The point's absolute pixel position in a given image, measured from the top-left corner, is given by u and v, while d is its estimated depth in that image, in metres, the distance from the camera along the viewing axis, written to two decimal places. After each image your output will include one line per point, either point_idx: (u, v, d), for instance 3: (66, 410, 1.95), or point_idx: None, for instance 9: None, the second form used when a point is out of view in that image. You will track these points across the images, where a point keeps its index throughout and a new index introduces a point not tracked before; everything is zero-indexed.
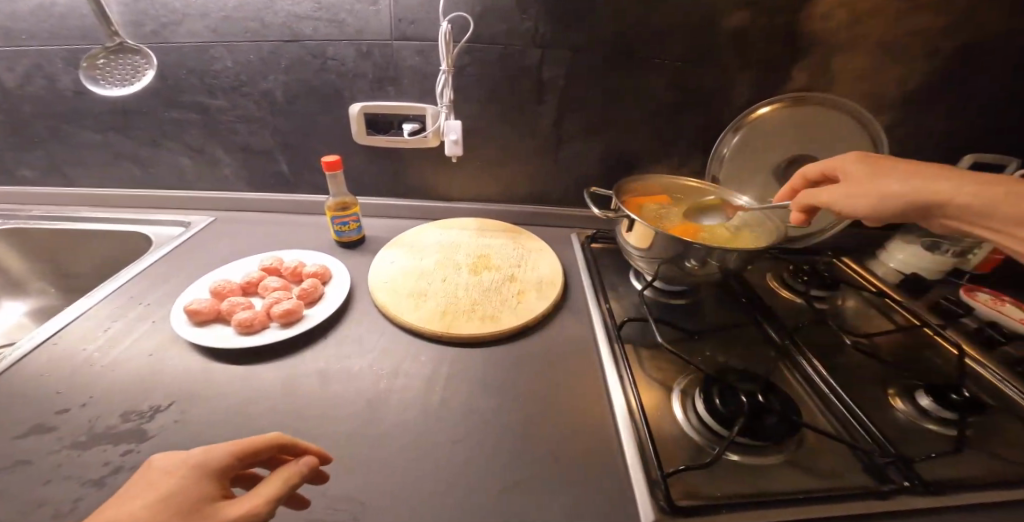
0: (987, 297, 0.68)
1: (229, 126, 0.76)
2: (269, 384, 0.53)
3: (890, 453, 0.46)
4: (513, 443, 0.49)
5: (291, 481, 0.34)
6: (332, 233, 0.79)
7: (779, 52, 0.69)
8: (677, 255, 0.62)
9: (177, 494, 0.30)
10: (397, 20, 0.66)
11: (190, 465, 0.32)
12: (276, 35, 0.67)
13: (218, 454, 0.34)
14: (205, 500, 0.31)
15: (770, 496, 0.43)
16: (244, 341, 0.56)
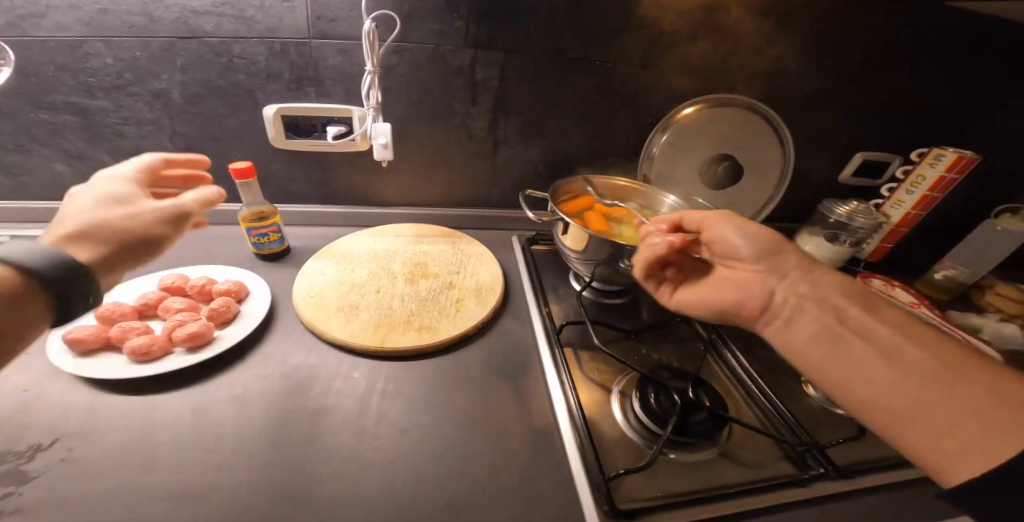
0: (881, 283, 0.76)
1: (116, 129, 0.67)
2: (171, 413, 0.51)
3: (805, 441, 0.50)
4: (455, 459, 0.48)
5: (206, 204, 0.50)
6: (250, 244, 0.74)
7: (698, 59, 0.73)
8: (609, 256, 0.64)
9: (111, 225, 0.43)
10: (315, 18, 0.61)
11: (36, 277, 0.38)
12: (170, 31, 0.60)
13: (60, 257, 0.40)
14: (136, 219, 0.44)
15: (706, 492, 0.46)
16: (139, 370, 0.53)
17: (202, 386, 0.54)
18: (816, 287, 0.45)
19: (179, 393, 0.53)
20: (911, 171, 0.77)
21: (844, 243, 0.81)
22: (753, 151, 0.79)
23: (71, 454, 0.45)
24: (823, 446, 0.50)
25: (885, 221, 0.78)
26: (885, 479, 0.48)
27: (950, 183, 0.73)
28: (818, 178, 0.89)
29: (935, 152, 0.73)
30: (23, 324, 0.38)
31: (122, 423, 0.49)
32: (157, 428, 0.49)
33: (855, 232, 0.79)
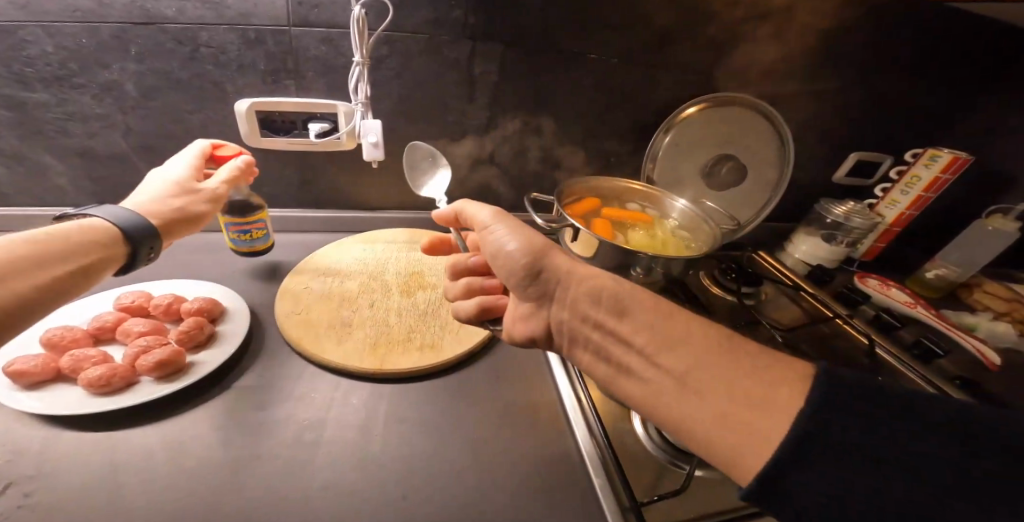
0: (876, 282, 0.77)
1: (58, 125, 0.58)
2: (145, 449, 0.45)
3: None
4: (474, 493, 0.45)
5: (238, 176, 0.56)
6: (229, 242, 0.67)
7: (703, 57, 0.71)
8: (621, 264, 0.61)
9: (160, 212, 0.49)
10: (295, 3, 0.54)
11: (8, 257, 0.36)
12: (121, 15, 0.51)
13: (28, 251, 0.38)
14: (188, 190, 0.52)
15: (740, 511, 0.44)
16: (96, 405, 0.45)
17: (180, 419, 0.48)
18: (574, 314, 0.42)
19: (151, 431, 0.46)
20: (906, 171, 0.77)
21: (840, 243, 0.81)
22: (755, 152, 0.78)
23: (30, 500, 0.39)
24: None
25: (880, 221, 0.79)
26: None
27: (943, 184, 0.74)
28: (812, 178, 0.89)
29: (930, 153, 0.73)
30: (25, 313, 0.36)
31: (85, 469, 0.42)
32: (128, 474, 0.43)
33: (851, 232, 0.79)
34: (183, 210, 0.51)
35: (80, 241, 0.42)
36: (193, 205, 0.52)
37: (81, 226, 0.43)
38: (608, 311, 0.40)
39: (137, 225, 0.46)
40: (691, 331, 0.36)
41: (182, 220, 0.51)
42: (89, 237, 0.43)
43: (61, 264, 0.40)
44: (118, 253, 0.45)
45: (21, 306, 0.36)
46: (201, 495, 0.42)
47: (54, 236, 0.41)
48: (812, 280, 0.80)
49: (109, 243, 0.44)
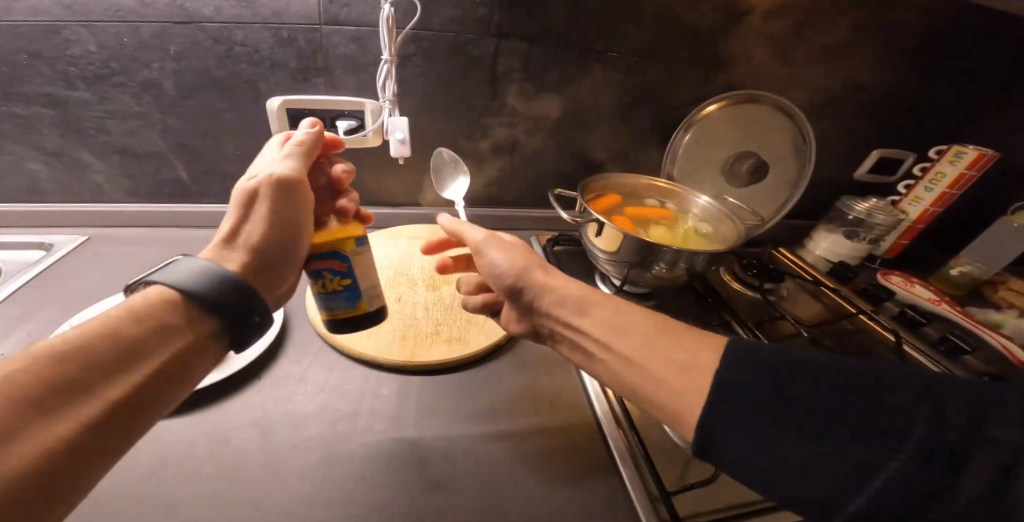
0: (900, 280, 0.77)
1: (97, 123, 0.59)
2: (189, 436, 0.47)
3: None
4: (505, 483, 0.46)
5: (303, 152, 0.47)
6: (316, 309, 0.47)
7: (724, 53, 0.71)
8: (645, 259, 0.61)
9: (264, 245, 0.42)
10: (327, 2, 0.55)
11: (55, 384, 0.28)
12: (161, 15, 0.53)
13: (89, 362, 0.30)
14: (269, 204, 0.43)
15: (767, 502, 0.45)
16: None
17: (220, 409, 0.50)
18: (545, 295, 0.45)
19: (194, 420, 0.48)
20: (929, 168, 0.77)
21: (862, 240, 0.81)
22: (775, 148, 0.78)
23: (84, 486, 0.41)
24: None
25: (902, 218, 0.79)
26: None
27: (969, 180, 0.74)
28: (832, 175, 0.89)
29: (955, 150, 0.73)
30: (99, 448, 0.29)
31: (134, 456, 0.44)
32: (174, 461, 0.44)
33: (873, 229, 0.79)
34: (276, 230, 0.42)
35: (154, 330, 0.34)
36: (270, 205, 0.42)
37: (147, 304, 0.35)
38: (571, 310, 0.43)
39: (211, 280, 0.37)
40: (633, 316, 0.40)
41: (272, 245, 0.42)
42: (166, 320, 0.35)
43: (129, 371, 0.32)
44: (204, 330, 0.36)
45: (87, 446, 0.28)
46: (244, 481, 0.44)
47: (121, 329, 0.33)
48: (834, 278, 0.79)
49: (190, 322, 0.36)
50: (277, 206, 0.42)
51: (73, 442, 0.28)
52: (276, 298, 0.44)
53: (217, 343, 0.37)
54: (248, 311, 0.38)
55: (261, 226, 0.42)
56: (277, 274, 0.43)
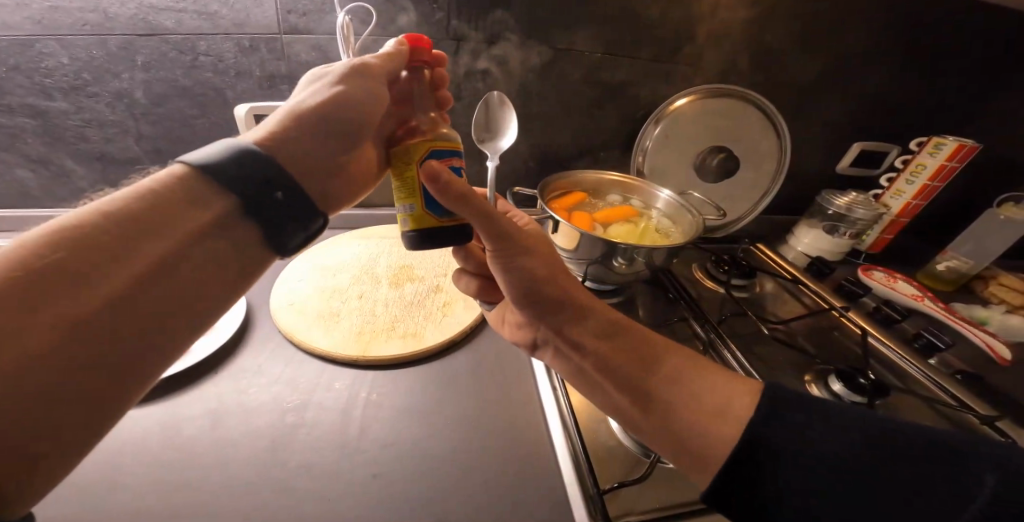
0: (882, 276, 0.74)
1: (77, 132, 0.63)
2: (143, 427, 0.48)
3: None
4: (443, 477, 0.46)
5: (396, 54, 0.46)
6: (410, 211, 0.39)
7: (690, 48, 0.71)
8: (603, 255, 0.60)
9: (322, 116, 0.41)
10: (285, 12, 0.58)
11: (37, 290, 0.26)
12: (127, 28, 0.56)
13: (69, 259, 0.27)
14: (353, 84, 0.43)
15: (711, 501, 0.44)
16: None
17: (175, 400, 0.51)
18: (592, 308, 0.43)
19: (149, 410, 0.50)
20: (911, 160, 0.76)
21: (844, 235, 0.78)
22: (747, 144, 0.76)
23: None
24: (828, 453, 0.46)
25: (885, 212, 0.76)
26: None
27: (951, 171, 0.72)
28: (813, 170, 0.87)
29: (935, 141, 0.72)
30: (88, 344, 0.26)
31: None
32: (125, 449, 0.46)
33: (855, 224, 0.76)
34: (331, 103, 0.41)
35: (150, 222, 0.30)
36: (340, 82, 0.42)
37: (165, 187, 0.32)
38: (591, 336, 0.42)
39: (230, 169, 0.33)
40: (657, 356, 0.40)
41: (310, 118, 0.40)
42: (161, 212, 0.31)
43: (131, 258, 0.29)
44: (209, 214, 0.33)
45: (90, 345, 0.26)
46: (189, 468, 0.45)
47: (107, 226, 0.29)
48: (811, 274, 0.77)
49: (192, 209, 0.32)
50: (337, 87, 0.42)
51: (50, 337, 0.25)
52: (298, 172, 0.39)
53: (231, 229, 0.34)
54: (262, 181, 0.34)
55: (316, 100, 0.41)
56: (301, 148, 0.39)
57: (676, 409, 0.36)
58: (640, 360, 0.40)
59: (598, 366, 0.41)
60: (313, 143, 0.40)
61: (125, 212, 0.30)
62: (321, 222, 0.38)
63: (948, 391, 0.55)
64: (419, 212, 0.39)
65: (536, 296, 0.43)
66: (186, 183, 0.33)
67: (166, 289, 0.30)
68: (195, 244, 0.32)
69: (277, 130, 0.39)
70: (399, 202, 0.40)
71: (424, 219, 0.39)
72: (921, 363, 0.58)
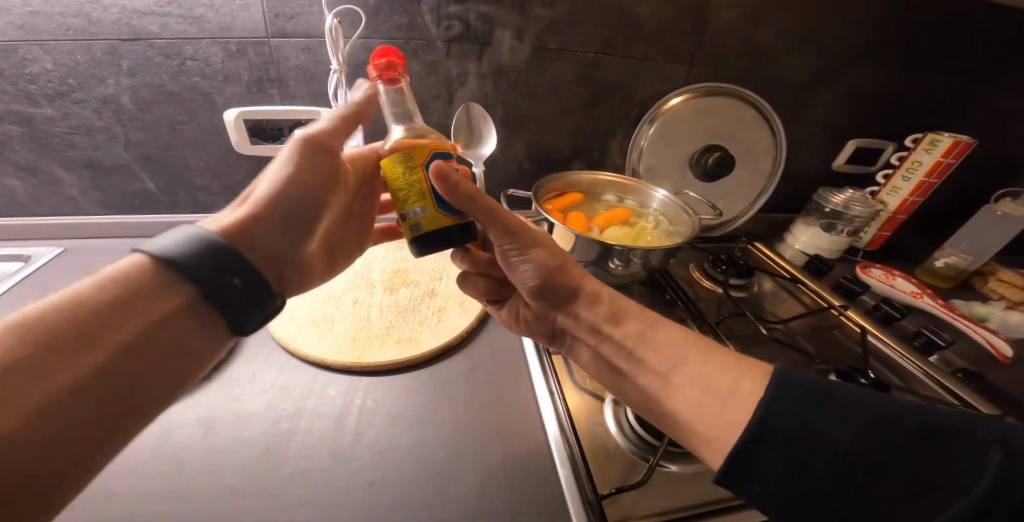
0: (880, 273, 0.73)
1: (64, 139, 0.62)
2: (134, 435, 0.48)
3: None
4: (439, 483, 0.45)
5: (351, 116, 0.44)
6: (418, 212, 0.37)
7: (683, 48, 0.70)
8: (598, 257, 0.59)
9: (286, 200, 0.41)
10: (273, 16, 0.57)
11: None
12: (111, 33, 0.55)
13: (21, 357, 0.28)
14: (314, 164, 0.43)
15: (713, 506, 0.43)
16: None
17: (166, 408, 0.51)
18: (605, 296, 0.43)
19: None
20: (907, 157, 0.76)
21: (842, 233, 0.78)
22: (743, 143, 0.76)
23: None
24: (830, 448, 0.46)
25: (882, 209, 0.76)
26: None
27: (947, 168, 0.72)
28: (809, 168, 0.86)
29: (930, 138, 0.71)
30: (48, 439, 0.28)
31: None
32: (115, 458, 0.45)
33: (852, 221, 0.76)
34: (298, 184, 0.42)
35: (105, 317, 0.32)
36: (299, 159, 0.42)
37: (125, 275, 0.34)
38: (603, 318, 0.43)
39: (197, 248, 0.35)
40: (666, 337, 0.40)
41: (274, 204, 0.40)
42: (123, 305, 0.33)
43: (91, 349, 0.31)
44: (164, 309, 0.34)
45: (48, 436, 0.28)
46: (180, 478, 0.44)
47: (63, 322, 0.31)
48: (810, 273, 0.76)
49: (157, 294, 0.34)
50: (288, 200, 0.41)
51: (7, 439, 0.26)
52: (262, 253, 0.40)
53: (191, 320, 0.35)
54: (217, 272, 0.35)
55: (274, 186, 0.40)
56: (258, 234, 0.39)
57: (677, 403, 0.36)
58: (649, 344, 0.40)
59: (618, 352, 0.41)
60: (267, 235, 0.40)
61: (87, 302, 0.32)
62: (280, 302, 0.39)
63: (949, 389, 0.54)
64: (431, 214, 0.37)
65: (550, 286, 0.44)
66: (149, 267, 0.35)
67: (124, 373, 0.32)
68: (158, 331, 0.33)
69: (243, 221, 0.39)
70: (405, 208, 0.37)
71: (433, 221, 0.37)
72: (920, 360, 0.58)
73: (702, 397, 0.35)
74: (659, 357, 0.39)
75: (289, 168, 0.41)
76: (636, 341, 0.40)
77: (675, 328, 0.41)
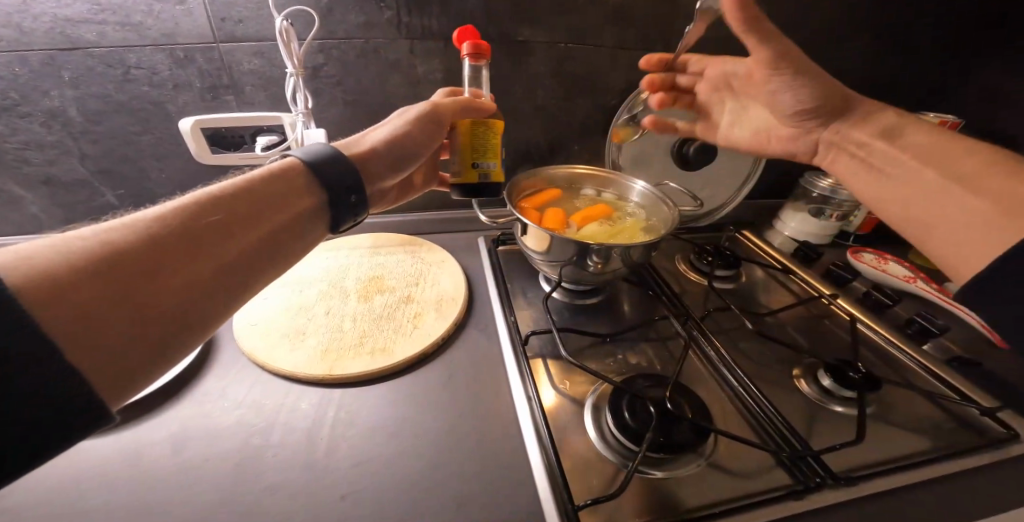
0: (872, 258, 0.71)
1: (16, 155, 0.60)
2: (98, 456, 0.46)
3: (805, 447, 0.44)
4: (413, 495, 0.43)
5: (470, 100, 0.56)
6: (494, 164, 0.56)
7: (656, 34, 0.68)
8: (576, 256, 0.56)
9: (397, 141, 0.52)
10: (219, 20, 0.55)
11: (194, 235, 0.33)
12: (46, 43, 0.52)
13: (218, 214, 0.36)
14: (426, 124, 0.54)
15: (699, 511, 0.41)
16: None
17: (134, 428, 0.49)
18: (899, 125, 0.44)
19: (106, 439, 0.47)
20: None
21: (831, 217, 0.75)
22: None
23: None
24: (819, 450, 0.44)
25: None
26: (895, 483, 0.42)
27: None
28: None
29: None
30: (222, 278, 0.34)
31: (36, 479, 0.44)
32: (76, 482, 0.43)
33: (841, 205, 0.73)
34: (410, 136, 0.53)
35: (265, 199, 0.40)
36: (415, 121, 0.53)
37: (278, 169, 0.43)
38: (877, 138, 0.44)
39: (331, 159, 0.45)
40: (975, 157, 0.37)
41: (390, 143, 0.51)
42: (272, 203, 0.40)
43: (261, 221, 0.38)
44: (300, 209, 0.42)
45: (221, 279, 0.34)
46: (144, 497, 0.42)
47: (229, 204, 0.37)
48: (799, 260, 0.74)
49: (297, 194, 0.42)
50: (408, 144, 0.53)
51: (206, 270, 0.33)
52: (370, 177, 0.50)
53: (309, 224, 0.43)
54: (345, 189, 0.45)
55: (391, 131, 0.52)
56: (371, 163, 0.50)
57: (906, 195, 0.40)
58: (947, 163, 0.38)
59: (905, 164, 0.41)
60: (378, 163, 0.50)
61: (256, 183, 0.40)
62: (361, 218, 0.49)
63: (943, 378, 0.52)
64: (497, 168, 0.57)
65: (858, 105, 0.47)
66: (298, 167, 0.44)
67: (268, 250, 0.39)
68: (296, 222, 0.41)
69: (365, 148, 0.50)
70: (484, 161, 0.55)
71: (496, 172, 0.57)
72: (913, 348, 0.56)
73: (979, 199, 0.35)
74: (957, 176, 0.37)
75: (408, 121, 0.53)
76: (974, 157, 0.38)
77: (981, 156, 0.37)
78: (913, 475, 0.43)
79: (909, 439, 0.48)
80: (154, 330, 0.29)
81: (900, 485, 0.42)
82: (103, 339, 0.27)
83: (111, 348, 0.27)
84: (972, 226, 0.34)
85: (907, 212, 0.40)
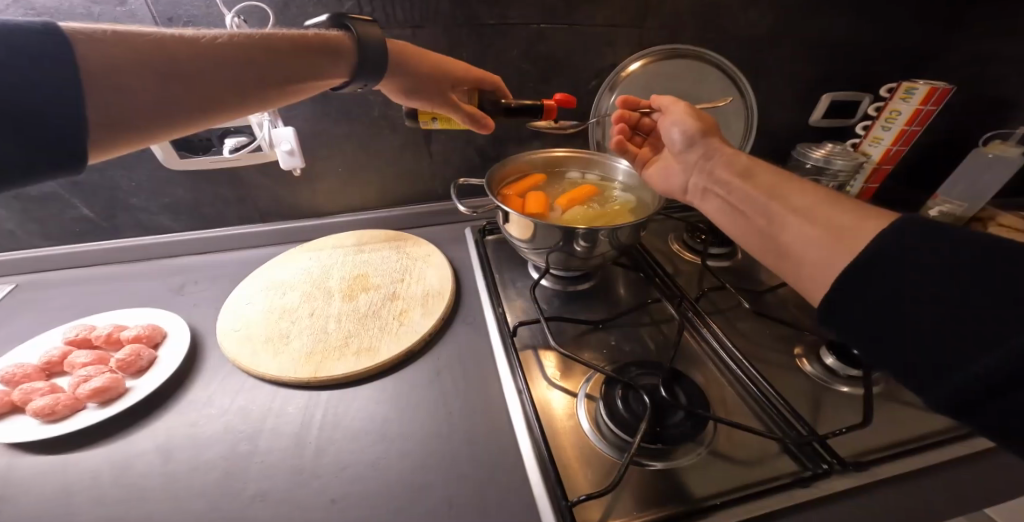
0: None
1: None
2: (80, 472, 0.44)
3: (809, 431, 0.42)
4: (405, 498, 0.42)
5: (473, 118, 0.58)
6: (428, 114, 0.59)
7: (631, 9, 0.65)
8: (562, 243, 0.54)
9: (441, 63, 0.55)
10: (166, 20, 0.53)
11: (218, 62, 0.40)
12: None
13: (247, 56, 0.42)
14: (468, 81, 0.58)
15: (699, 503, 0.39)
16: (40, 432, 0.46)
17: (118, 441, 0.47)
18: (749, 164, 0.40)
19: (88, 453, 0.46)
20: (885, 107, 0.73)
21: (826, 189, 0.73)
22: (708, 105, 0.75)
23: None
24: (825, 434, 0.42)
25: (866, 160, 0.71)
26: (904, 467, 0.41)
27: (928, 114, 0.69)
28: (784, 125, 0.81)
29: (906, 86, 0.69)
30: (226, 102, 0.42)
31: (16, 498, 0.42)
32: (57, 499, 0.42)
33: (837, 176, 0.71)
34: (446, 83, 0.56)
35: (297, 57, 0.45)
36: (463, 80, 0.58)
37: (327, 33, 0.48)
38: (731, 174, 0.41)
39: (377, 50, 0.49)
40: (805, 198, 0.34)
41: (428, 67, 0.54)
42: (301, 60, 0.46)
43: (282, 72, 0.45)
44: (321, 75, 0.48)
45: (223, 104, 0.42)
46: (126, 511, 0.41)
47: (261, 44, 0.43)
48: None
49: (334, 57, 0.48)
50: (430, 74, 0.55)
51: (216, 91, 0.41)
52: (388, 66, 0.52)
53: (320, 85, 0.49)
54: (372, 67, 0.49)
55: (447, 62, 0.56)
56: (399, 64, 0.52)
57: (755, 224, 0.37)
58: (779, 198, 0.36)
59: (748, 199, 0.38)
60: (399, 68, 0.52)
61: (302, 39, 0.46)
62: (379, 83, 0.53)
63: None
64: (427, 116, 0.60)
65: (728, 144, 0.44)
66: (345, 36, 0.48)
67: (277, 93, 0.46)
68: (308, 85, 0.47)
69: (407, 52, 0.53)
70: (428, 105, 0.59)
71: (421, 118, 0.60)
72: None
73: (815, 226, 0.32)
74: (793, 208, 0.34)
75: (463, 72, 0.57)
76: (797, 197, 0.35)
77: (808, 196, 0.34)
78: (924, 458, 0.41)
79: (918, 419, 0.46)
80: (144, 113, 0.37)
81: (910, 469, 0.41)
82: (104, 101, 0.34)
83: (106, 108, 0.35)
84: (809, 254, 0.31)
85: (758, 244, 0.36)
